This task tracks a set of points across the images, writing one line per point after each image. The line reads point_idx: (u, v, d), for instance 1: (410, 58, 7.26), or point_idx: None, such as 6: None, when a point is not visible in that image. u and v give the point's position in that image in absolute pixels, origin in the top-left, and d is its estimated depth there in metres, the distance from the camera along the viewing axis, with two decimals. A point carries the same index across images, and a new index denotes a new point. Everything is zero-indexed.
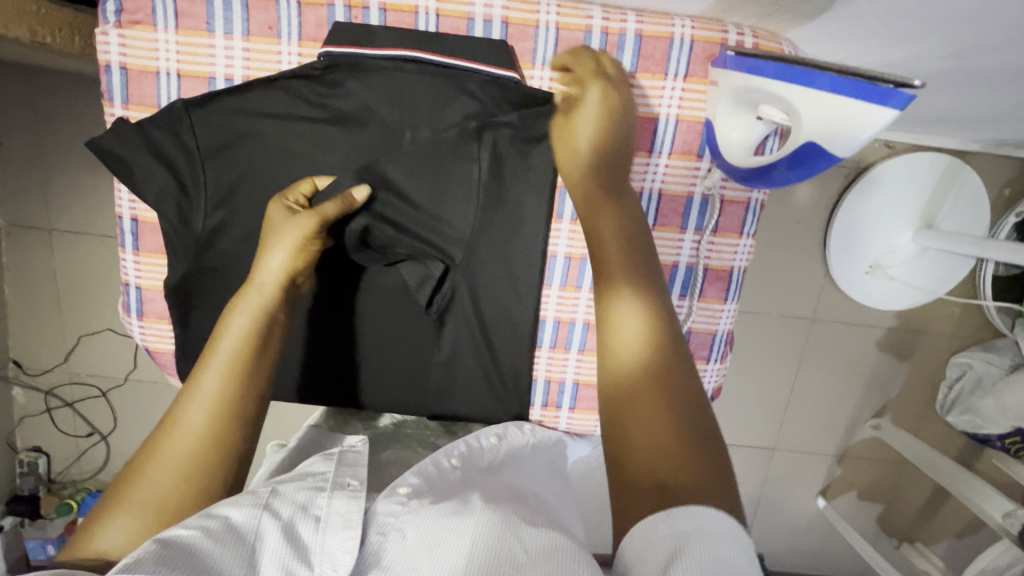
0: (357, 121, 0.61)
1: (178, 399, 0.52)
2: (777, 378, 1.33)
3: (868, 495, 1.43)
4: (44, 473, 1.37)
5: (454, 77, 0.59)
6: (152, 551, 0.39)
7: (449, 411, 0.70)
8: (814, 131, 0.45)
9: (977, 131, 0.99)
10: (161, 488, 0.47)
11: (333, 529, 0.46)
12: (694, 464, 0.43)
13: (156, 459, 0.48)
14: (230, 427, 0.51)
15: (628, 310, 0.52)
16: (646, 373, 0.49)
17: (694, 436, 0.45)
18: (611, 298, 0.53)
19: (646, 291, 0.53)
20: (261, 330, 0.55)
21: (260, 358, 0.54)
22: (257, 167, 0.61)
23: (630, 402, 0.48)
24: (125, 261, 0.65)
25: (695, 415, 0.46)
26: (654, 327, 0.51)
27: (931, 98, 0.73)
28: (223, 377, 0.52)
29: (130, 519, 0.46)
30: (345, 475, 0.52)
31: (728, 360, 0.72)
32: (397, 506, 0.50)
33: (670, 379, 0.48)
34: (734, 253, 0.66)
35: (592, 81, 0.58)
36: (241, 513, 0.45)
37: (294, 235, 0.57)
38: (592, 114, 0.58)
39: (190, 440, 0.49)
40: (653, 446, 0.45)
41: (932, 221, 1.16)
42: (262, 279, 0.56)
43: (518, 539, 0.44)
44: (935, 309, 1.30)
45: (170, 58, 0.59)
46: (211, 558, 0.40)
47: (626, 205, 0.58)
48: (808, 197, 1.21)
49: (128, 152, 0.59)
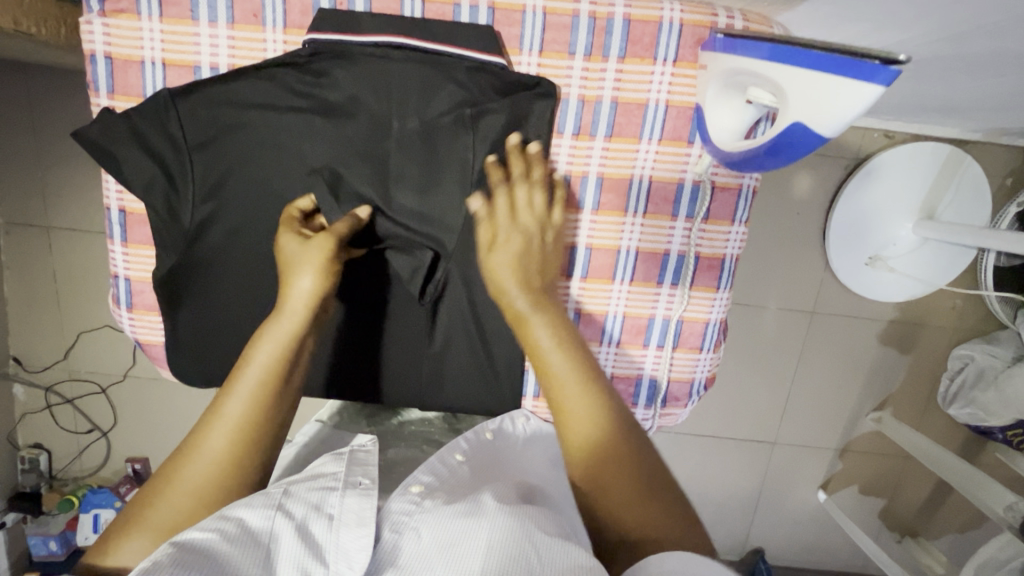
0: (345, 111, 0.60)
1: (204, 420, 0.53)
2: (777, 372, 1.32)
3: (870, 489, 1.42)
4: (46, 470, 1.38)
5: (442, 64, 0.58)
6: (170, 554, 0.42)
7: (441, 401, 0.70)
8: (800, 110, 0.43)
9: (976, 119, 0.98)
10: (178, 514, 0.49)
11: (346, 527, 0.50)
12: (667, 518, 0.49)
13: (176, 485, 0.50)
14: (254, 455, 0.52)
15: (578, 409, 0.54)
16: (601, 449, 0.53)
17: (663, 498, 0.50)
18: (563, 403, 0.55)
19: (590, 388, 0.56)
20: (287, 363, 0.55)
21: (286, 385, 0.56)
22: (244, 160, 0.60)
23: (606, 486, 0.51)
24: (114, 253, 0.65)
25: (662, 477, 0.52)
26: (600, 410, 0.54)
27: (928, 84, 0.72)
28: (251, 405, 0.53)
29: (147, 538, 0.48)
30: (356, 475, 0.56)
31: (721, 349, 0.71)
32: (411, 504, 0.53)
33: (633, 452, 0.52)
34: (726, 240, 0.66)
35: (511, 226, 0.59)
36: (255, 513, 0.48)
37: (316, 258, 0.57)
38: (513, 250, 0.59)
39: (212, 467, 0.51)
40: (630, 509, 0.49)
41: (931, 213, 1.15)
42: (291, 306, 0.56)
43: (532, 546, 0.44)
44: (935, 301, 1.29)
45: (155, 47, 0.58)
46: (227, 560, 0.43)
47: (552, 312, 0.59)
48: (807, 188, 1.20)
49: (116, 144, 0.58)
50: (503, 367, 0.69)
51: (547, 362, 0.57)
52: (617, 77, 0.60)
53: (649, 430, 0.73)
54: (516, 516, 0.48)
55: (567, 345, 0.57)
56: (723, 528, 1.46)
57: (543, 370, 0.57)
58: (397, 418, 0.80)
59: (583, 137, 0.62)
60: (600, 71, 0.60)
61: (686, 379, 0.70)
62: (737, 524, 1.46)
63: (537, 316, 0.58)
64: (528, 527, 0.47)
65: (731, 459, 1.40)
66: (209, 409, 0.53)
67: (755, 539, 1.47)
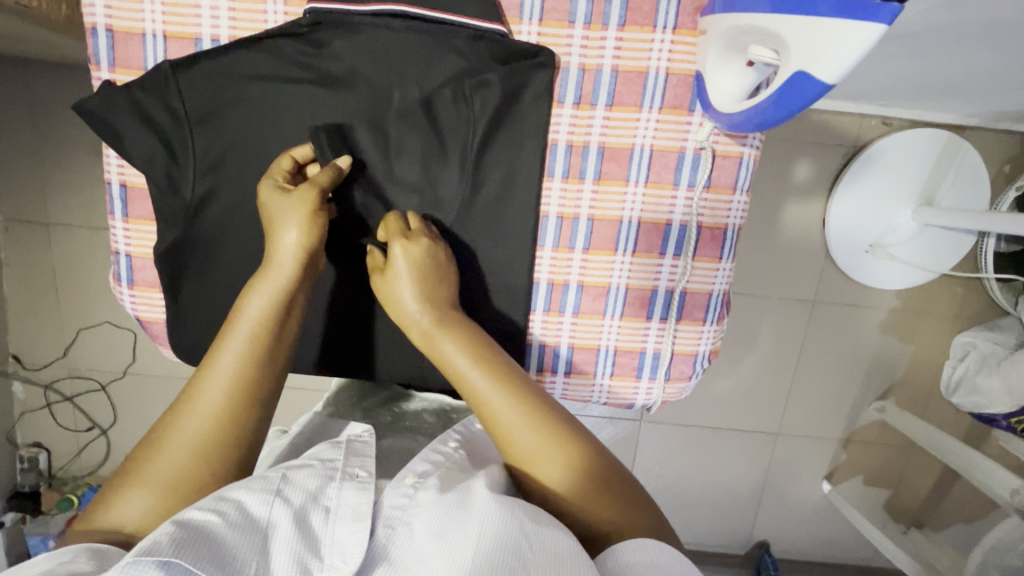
0: (345, 83, 0.61)
1: (196, 376, 0.54)
2: (779, 361, 1.32)
3: (874, 480, 1.41)
4: (45, 469, 1.37)
5: (443, 33, 0.59)
6: (169, 534, 0.43)
7: (442, 378, 0.70)
8: (803, 57, 0.43)
9: (975, 103, 0.99)
10: (174, 467, 0.50)
11: (342, 521, 0.49)
12: (588, 488, 0.53)
13: (174, 438, 0.51)
14: (248, 408, 0.53)
15: (510, 420, 0.55)
16: (542, 457, 0.54)
17: (612, 487, 0.54)
18: (492, 417, 0.56)
19: (512, 398, 0.55)
20: (274, 317, 0.56)
21: (277, 340, 0.56)
22: (244, 132, 0.61)
23: (533, 469, 0.54)
24: (114, 228, 0.64)
25: (584, 453, 0.55)
26: (523, 411, 0.55)
27: (926, 64, 0.73)
28: (242, 358, 0.54)
29: (147, 494, 0.48)
30: (353, 466, 0.56)
31: (724, 321, 0.71)
32: (403, 497, 0.52)
33: (556, 440, 0.54)
34: (728, 210, 0.66)
35: (393, 239, 0.59)
36: (253, 498, 0.48)
37: (300, 209, 0.57)
38: (405, 270, 0.58)
39: (208, 420, 0.52)
40: (554, 481, 0.54)
41: (931, 198, 1.15)
42: (278, 261, 0.57)
43: (525, 537, 0.46)
44: (937, 289, 1.29)
45: (156, 19, 0.59)
46: (226, 546, 0.44)
47: (458, 324, 0.59)
48: (807, 175, 1.20)
49: (116, 117, 0.58)
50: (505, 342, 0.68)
51: (465, 378, 0.56)
52: (617, 45, 0.60)
53: (653, 405, 0.72)
54: (508, 507, 0.49)
55: (480, 357, 0.57)
56: (727, 522, 1.45)
57: (464, 387, 0.56)
58: (391, 412, 0.79)
59: (584, 106, 0.62)
60: (600, 40, 0.60)
61: (689, 352, 0.70)
62: (742, 517, 1.45)
63: (445, 330, 0.58)
64: (520, 518, 0.48)
65: (736, 450, 1.39)
66: (204, 360, 0.54)
67: (761, 533, 1.46)
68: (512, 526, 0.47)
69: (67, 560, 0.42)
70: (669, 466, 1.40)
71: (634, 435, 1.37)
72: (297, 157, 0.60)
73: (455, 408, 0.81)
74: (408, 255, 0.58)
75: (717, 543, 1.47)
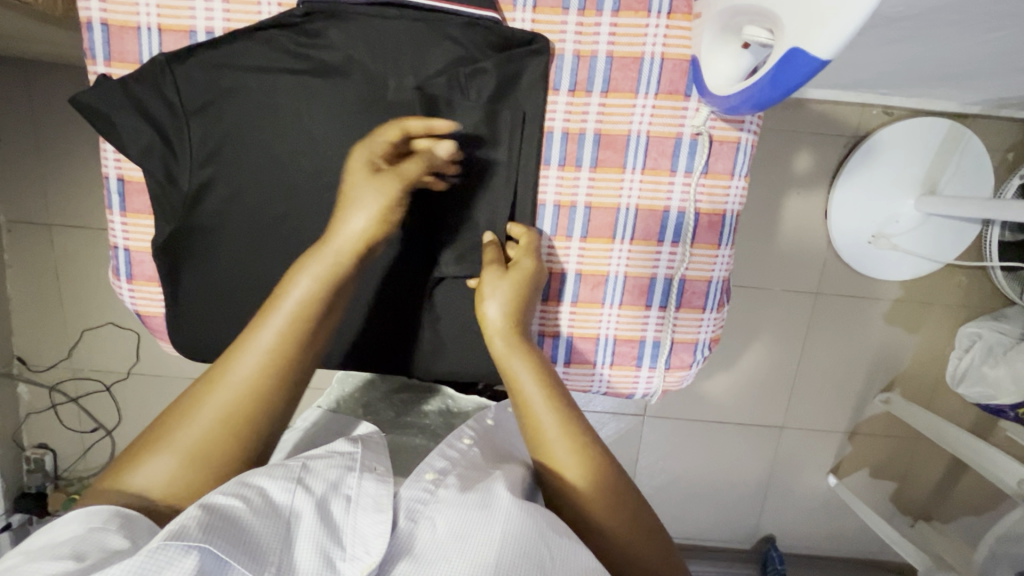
0: (340, 72, 0.60)
1: (234, 348, 0.54)
2: (784, 354, 1.31)
3: (881, 472, 1.40)
4: (51, 470, 1.37)
5: (436, 22, 0.59)
6: (197, 518, 0.42)
7: (443, 370, 0.70)
8: (796, 34, 0.43)
9: (977, 89, 0.97)
10: (201, 435, 0.51)
11: (365, 510, 0.49)
12: (624, 531, 0.55)
13: (205, 406, 0.52)
14: (280, 386, 0.54)
15: (561, 441, 0.57)
16: (588, 483, 0.56)
17: (645, 526, 0.56)
18: (544, 436, 0.57)
19: (571, 421, 0.58)
20: (323, 300, 0.56)
21: (318, 322, 0.56)
22: (240, 123, 0.60)
23: (574, 503, 0.56)
24: (112, 223, 0.65)
25: (622, 491, 0.56)
26: (577, 441, 0.57)
27: (925, 50, 0.72)
28: (282, 336, 0.54)
29: (168, 462, 0.49)
30: (370, 459, 0.55)
31: (724, 309, 0.70)
32: (423, 492, 0.52)
33: (603, 478, 0.56)
34: (726, 196, 0.65)
35: (528, 255, 0.63)
36: (276, 486, 0.48)
37: (378, 198, 0.57)
38: (514, 279, 0.61)
39: (237, 391, 0.52)
40: (593, 518, 0.55)
41: (934, 187, 1.14)
42: (336, 245, 0.56)
43: (547, 546, 0.47)
44: (942, 278, 1.28)
45: (150, 13, 0.59)
46: (252, 532, 0.44)
47: (530, 346, 0.61)
48: (808, 166, 1.19)
49: (112, 109, 0.59)
50: None
51: (528, 398, 0.59)
52: (612, 31, 0.61)
53: (654, 394, 0.72)
54: (531, 513, 0.49)
55: (546, 381, 0.59)
56: (732, 517, 1.44)
57: (525, 407, 0.58)
58: (396, 411, 0.79)
59: (579, 93, 0.63)
60: (595, 26, 0.61)
61: (689, 340, 0.69)
62: (747, 511, 1.44)
63: (517, 351, 0.60)
64: (543, 528, 0.48)
65: (740, 444, 1.38)
66: (245, 330, 0.55)
67: (766, 526, 1.45)
68: (535, 536, 0.47)
69: (101, 526, 0.43)
70: (674, 461, 1.40)
71: (638, 430, 1.37)
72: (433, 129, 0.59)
73: (458, 406, 0.80)
74: (521, 269, 0.62)
75: (722, 537, 1.46)
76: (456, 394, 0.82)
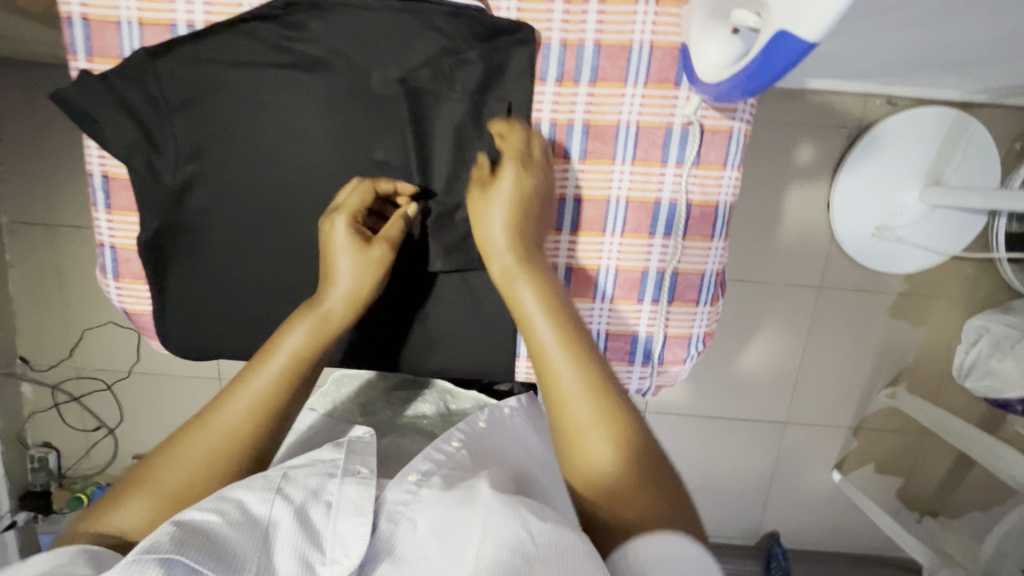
0: (324, 64, 0.60)
1: (226, 391, 0.55)
2: (786, 348, 1.29)
3: (885, 467, 1.38)
4: (56, 468, 1.37)
5: (420, 12, 0.58)
6: (170, 533, 0.42)
7: (434, 366, 0.69)
8: (782, 16, 0.41)
9: (982, 77, 0.95)
10: (184, 479, 0.51)
11: (344, 515, 0.48)
12: (628, 474, 0.49)
13: (191, 450, 0.52)
14: (268, 435, 0.55)
15: (561, 365, 0.53)
16: (587, 411, 0.51)
17: (652, 474, 0.49)
18: (545, 358, 0.54)
19: (573, 341, 0.55)
20: (312, 356, 0.58)
21: (310, 371, 0.58)
22: (224, 119, 0.60)
23: (576, 439, 0.51)
24: (98, 220, 0.64)
25: (630, 430, 0.51)
26: (585, 372, 0.53)
27: (926, 36, 0.70)
28: (277, 384, 0.55)
29: (149, 505, 0.49)
30: (354, 463, 0.54)
31: (719, 303, 0.69)
32: (407, 494, 0.51)
33: (609, 415, 0.51)
34: (719, 186, 0.64)
35: (508, 159, 0.59)
36: (253, 497, 0.47)
37: (366, 261, 0.60)
38: (504, 194, 0.59)
39: (225, 439, 0.53)
40: (591, 448, 0.50)
41: (939, 177, 1.12)
42: (328, 304, 0.59)
43: (527, 532, 0.44)
44: (947, 271, 1.25)
45: (130, 7, 0.58)
46: (227, 543, 0.43)
47: (540, 271, 0.59)
48: (809, 158, 1.17)
49: (95, 104, 0.58)
50: (494, 322, 0.68)
51: (534, 323, 0.56)
52: (599, 19, 0.59)
53: (648, 390, 0.71)
54: (512, 505, 0.46)
55: (554, 308, 0.56)
56: (734, 513, 1.43)
57: (527, 329, 0.56)
58: (393, 412, 0.78)
59: (566, 83, 0.61)
60: (581, 14, 0.60)
61: (683, 335, 0.68)
62: (751, 507, 1.42)
63: (524, 274, 0.58)
64: (521, 513, 0.45)
65: (743, 439, 1.37)
66: (234, 379, 0.55)
67: (770, 523, 1.44)
68: (511, 519, 0.44)
69: (69, 561, 0.42)
70: (676, 457, 1.38)
71: None
72: (398, 190, 0.62)
73: (455, 403, 0.79)
74: (520, 180, 0.59)
75: (726, 534, 1.45)
76: (454, 389, 0.81)
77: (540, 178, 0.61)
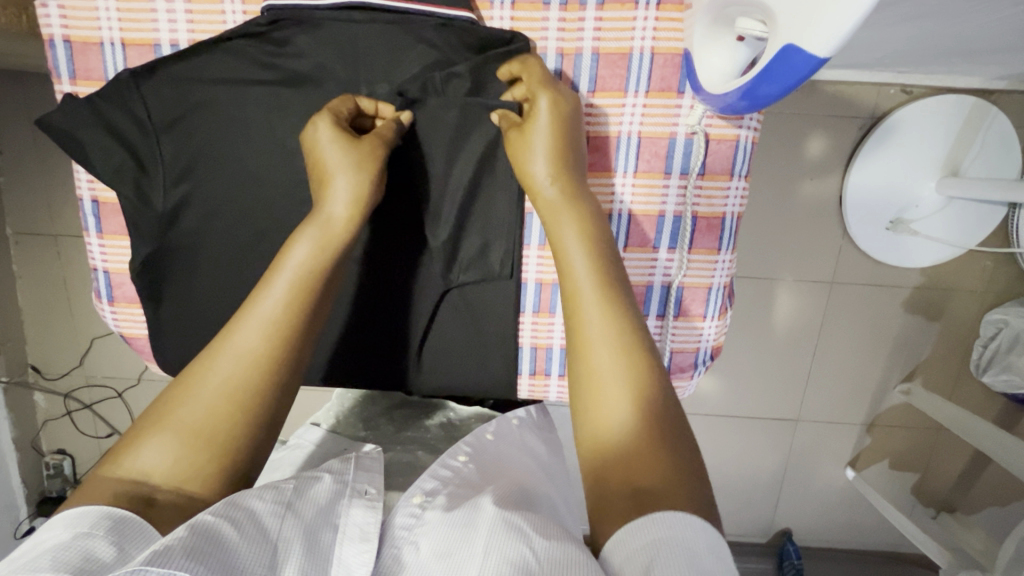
0: (312, 80, 0.59)
1: (236, 316, 0.51)
2: (799, 345, 1.27)
3: (902, 463, 1.35)
4: (70, 475, 1.40)
5: (409, 24, 0.57)
6: (182, 539, 0.38)
7: (427, 387, 0.69)
8: (791, 32, 0.39)
9: (1002, 63, 0.90)
10: (203, 413, 0.47)
11: (350, 541, 0.47)
12: (639, 444, 0.44)
13: (206, 380, 0.48)
14: (285, 359, 0.50)
15: (588, 310, 0.50)
16: (627, 358, 0.48)
17: (675, 452, 0.43)
18: (576, 307, 0.51)
19: (617, 290, 0.51)
20: (321, 268, 0.53)
21: (322, 286, 0.53)
22: (213, 139, 0.59)
23: (592, 398, 0.48)
24: (90, 246, 0.64)
25: (660, 397, 0.47)
26: (619, 329, 0.49)
27: (946, 25, 0.66)
28: (287, 305, 0.51)
29: (167, 442, 0.45)
30: (362, 483, 0.54)
31: (727, 315, 0.67)
32: (411, 517, 0.50)
33: (638, 376, 0.47)
34: (725, 198, 0.62)
35: (541, 89, 0.55)
36: (264, 509, 0.45)
37: (365, 160, 0.55)
38: (546, 125, 0.55)
39: (241, 362, 0.49)
40: (612, 407, 0.47)
41: (957, 167, 1.07)
42: (330, 210, 0.54)
43: (530, 549, 0.41)
44: (964, 263, 1.21)
45: (112, 27, 0.57)
46: (237, 556, 0.40)
47: (585, 210, 0.54)
48: (820, 150, 1.13)
49: (82, 129, 0.57)
50: (491, 340, 0.67)
51: (571, 266, 0.52)
52: (597, 26, 0.57)
53: None
54: (512, 523, 0.44)
55: (592, 250, 0.53)
56: (746, 510, 1.42)
57: (564, 267, 0.53)
58: (397, 428, 0.77)
59: None
60: (578, 20, 0.57)
61: (689, 349, 0.66)
62: (763, 505, 1.41)
63: (566, 209, 0.54)
64: (524, 531, 0.43)
65: (755, 437, 1.35)
66: (244, 302, 0.51)
67: (783, 520, 1.42)
68: (513, 537, 0.42)
69: (88, 532, 0.39)
70: None
71: None
72: (379, 112, 0.59)
73: (457, 417, 0.79)
74: (556, 108, 0.55)
75: (739, 531, 1.44)
76: (457, 406, 0.82)
77: (574, 103, 0.56)
